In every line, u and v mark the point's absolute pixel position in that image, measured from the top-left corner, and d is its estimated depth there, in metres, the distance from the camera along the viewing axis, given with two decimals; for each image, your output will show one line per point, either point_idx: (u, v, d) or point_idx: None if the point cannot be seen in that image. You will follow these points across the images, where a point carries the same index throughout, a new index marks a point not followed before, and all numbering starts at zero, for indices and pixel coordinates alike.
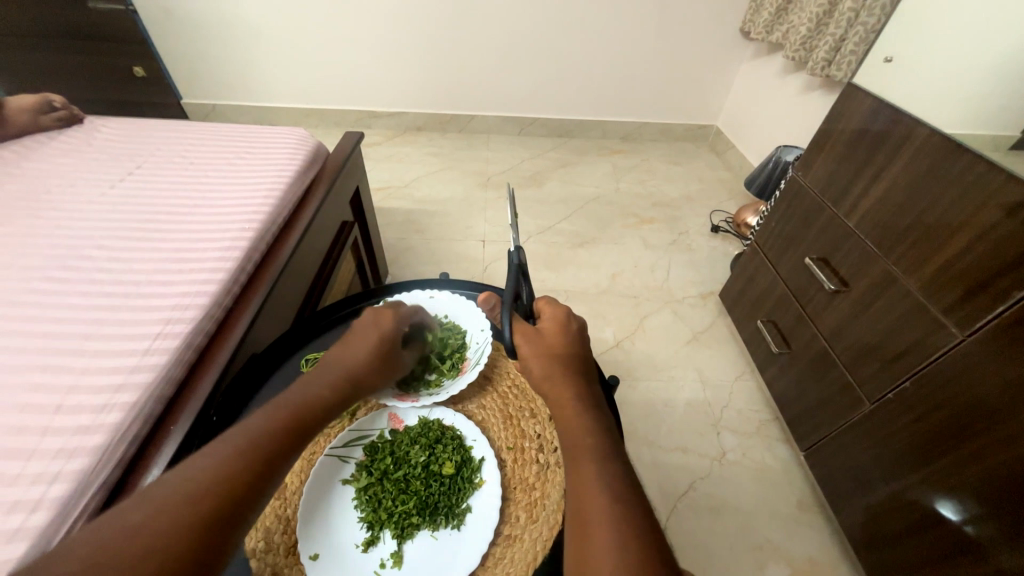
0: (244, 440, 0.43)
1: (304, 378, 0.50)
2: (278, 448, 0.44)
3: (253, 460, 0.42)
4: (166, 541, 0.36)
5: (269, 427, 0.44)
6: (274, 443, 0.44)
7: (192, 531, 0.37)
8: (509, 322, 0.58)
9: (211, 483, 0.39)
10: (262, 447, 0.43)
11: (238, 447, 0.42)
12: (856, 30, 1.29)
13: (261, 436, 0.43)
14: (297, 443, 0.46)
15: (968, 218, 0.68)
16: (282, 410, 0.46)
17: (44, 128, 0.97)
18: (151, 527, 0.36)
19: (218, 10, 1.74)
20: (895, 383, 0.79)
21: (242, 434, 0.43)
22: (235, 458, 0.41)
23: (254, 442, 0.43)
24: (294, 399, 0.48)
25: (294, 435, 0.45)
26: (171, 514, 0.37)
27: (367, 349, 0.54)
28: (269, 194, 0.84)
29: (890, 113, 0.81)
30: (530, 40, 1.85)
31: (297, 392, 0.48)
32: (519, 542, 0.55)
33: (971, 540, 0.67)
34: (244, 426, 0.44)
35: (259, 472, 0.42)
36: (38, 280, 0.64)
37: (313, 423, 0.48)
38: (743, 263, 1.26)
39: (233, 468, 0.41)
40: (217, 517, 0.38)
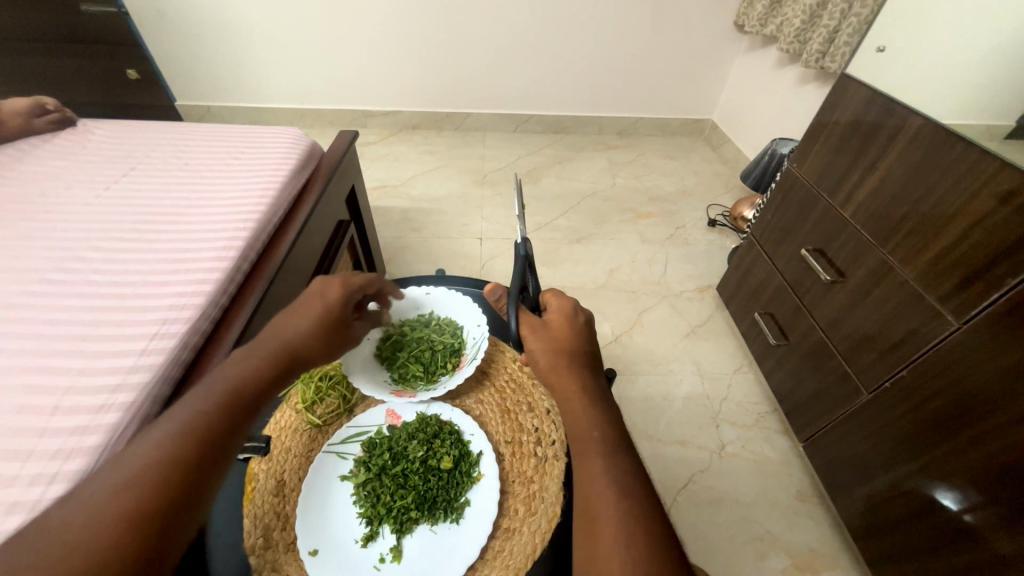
0: (183, 422, 0.43)
1: (240, 358, 0.50)
2: (217, 426, 0.44)
3: (194, 440, 0.43)
4: (114, 527, 0.37)
5: (207, 408, 0.45)
6: (213, 421, 0.44)
7: (139, 513, 0.38)
8: (515, 314, 0.58)
9: (154, 467, 0.40)
10: (202, 426, 0.44)
11: (177, 431, 0.43)
12: (850, 21, 1.29)
13: (198, 416, 0.44)
14: (239, 417, 0.46)
15: (962, 208, 0.68)
16: (218, 391, 0.47)
17: (37, 131, 0.96)
18: (98, 517, 0.37)
19: (211, 11, 1.74)
20: (892, 373, 0.79)
21: (179, 418, 0.44)
22: (176, 442, 0.42)
23: (194, 423, 0.44)
24: (231, 378, 0.48)
25: (234, 411, 0.46)
26: (111, 502, 0.38)
27: (305, 323, 0.54)
28: (264, 193, 0.84)
29: (883, 104, 0.82)
30: (524, 36, 1.84)
31: (232, 371, 0.49)
32: (518, 535, 0.56)
33: (968, 526, 0.67)
34: (180, 409, 0.45)
35: (202, 450, 0.42)
36: (34, 282, 0.64)
37: (254, 399, 0.48)
38: (739, 255, 1.27)
39: (175, 451, 0.41)
40: (165, 498, 0.39)
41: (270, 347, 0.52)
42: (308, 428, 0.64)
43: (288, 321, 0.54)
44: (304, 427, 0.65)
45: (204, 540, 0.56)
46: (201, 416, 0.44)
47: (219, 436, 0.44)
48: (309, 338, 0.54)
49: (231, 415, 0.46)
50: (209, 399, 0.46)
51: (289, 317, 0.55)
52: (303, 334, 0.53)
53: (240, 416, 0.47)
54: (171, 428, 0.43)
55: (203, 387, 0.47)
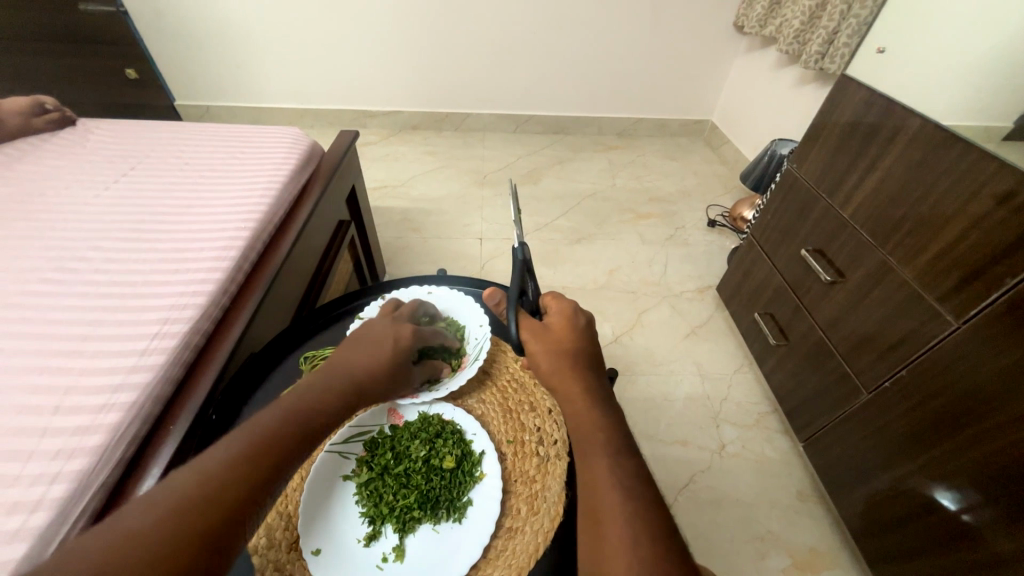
0: (253, 438, 0.45)
1: (317, 382, 0.52)
2: (288, 449, 0.46)
3: (265, 459, 0.44)
4: (182, 538, 0.38)
5: (282, 429, 0.47)
6: (287, 443, 0.46)
7: (210, 529, 0.39)
8: (514, 318, 0.59)
9: (229, 481, 0.41)
10: (277, 448, 0.45)
11: (250, 444, 0.44)
12: (849, 23, 1.30)
13: (275, 435, 0.46)
14: (305, 446, 0.48)
15: (960, 208, 0.69)
16: (296, 411, 0.49)
17: (37, 131, 0.96)
18: (169, 523, 0.38)
19: (210, 12, 1.74)
20: (892, 372, 0.79)
21: (254, 432, 0.45)
22: (249, 457, 0.43)
23: (270, 442, 0.45)
24: (307, 401, 0.50)
25: (306, 436, 0.48)
26: (184, 510, 0.39)
27: (379, 358, 0.56)
28: (264, 192, 0.84)
29: (883, 105, 0.82)
30: (525, 37, 1.84)
31: (309, 395, 0.50)
32: (520, 534, 0.56)
33: (968, 526, 0.68)
34: (259, 425, 0.46)
35: (273, 471, 0.44)
36: (34, 282, 0.63)
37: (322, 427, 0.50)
38: (739, 256, 1.27)
39: (248, 468, 0.43)
40: (230, 519, 0.40)
41: (346, 378, 0.53)
42: None
43: (362, 354, 0.56)
44: None
45: None
46: (276, 437, 0.46)
47: (286, 460, 0.46)
48: (379, 375, 0.55)
49: (302, 441, 0.48)
50: (286, 419, 0.47)
51: (365, 350, 0.56)
52: (375, 369, 0.55)
53: (306, 443, 0.48)
54: (250, 442, 0.44)
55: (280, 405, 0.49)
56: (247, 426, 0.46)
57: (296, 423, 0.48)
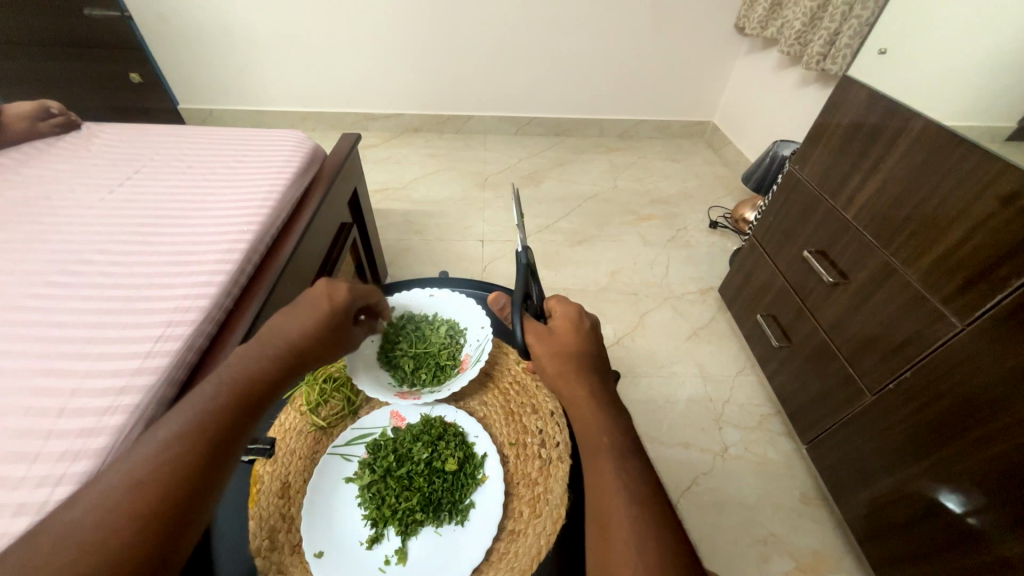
0: (188, 421, 0.44)
1: (244, 356, 0.50)
2: (222, 426, 0.45)
3: (200, 440, 0.43)
4: (120, 530, 0.37)
5: (212, 407, 0.45)
6: (218, 419, 0.45)
7: (149, 516, 0.38)
8: (520, 323, 0.57)
9: (159, 467, 0.41)
10: (208, 426, 0.44)
11: (182, 427, 0.43)
12: (851, 24, 1.30)
13: (205, 416, 0.45)
14: (244, 419, 0.47)
15: (964, 209, 0.69)
16: (223, 389, 0.47)
17: (42, 135, 0.97)
18: (109, 512, 0.38)
19: (213, 16, 1.75)
20: (895, 374, 0.79)
21: (186, 414, 0.44)
22: (183, 439, 0.43)
23: (200, 422, 0.44)
24: (234, 376, 0.48)
25: (241, 410, 0.47)
26: (122, 499, 0.39)
27: (305, 321, 0.53)
28: (267, 195, 0.84)
29: (885, 106, 0.82)
30: (526, 39, 1.85)
31: (237, 370, 0.49)
32: (523, 537, 0.56)
33: (973, 529, 0.67)
34: (186, 408, 0.45)
35: (207, 448, 0.43)
36: (39, 285, 0.64)
37: (258, 398, 0.49)
38: (741, 258, 1.27)
39: (177, 452, 0.42)
40: (173, 500, 0.40)
41: (273, 347, 0.51)
42: (312, 430, 0.64)
43: (287, 321, 0.53)
44: (308, 429, 0.65)
45: (210, 543, 0.56)
46: (205, 416, 0.45)
47: (225, 435, 0.45)
48: (311, 340, 0.53)
49: (238, 415, 0.46)
50: (214, 397, 0.46)
51: (293, 316, 0.54)
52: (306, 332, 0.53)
53: (245, 417, 0.47)
54: (177, 427, 0.43)
55: (211, 384, 0.48)
56: (176, 410, 0.45)
57: (226, 400, 0.46)
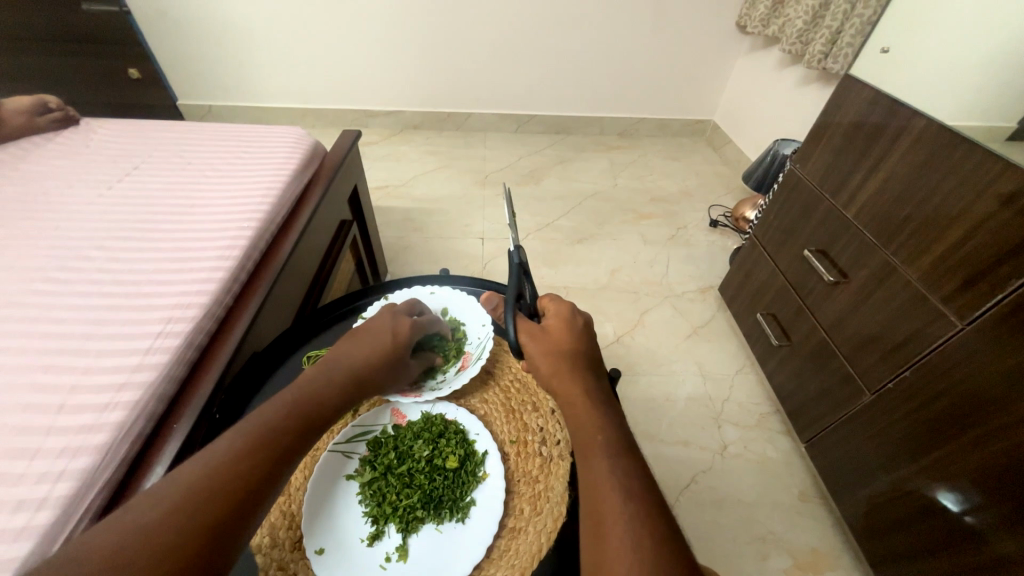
0: (256, 435, 0.45)
1: (311, 377, 0.52)
2: (289, 444, 0.46)
3: (264, 456, 0.44)
4: (184, 535, 0.37)
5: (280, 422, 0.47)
6: (285, 435, 0.46)
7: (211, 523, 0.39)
8: (512, 322, 0.58)
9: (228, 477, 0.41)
10: (275, 441, 0.45)
11: (250, 441, 0.44)
12: (853, 22, 1.30)
13: (273, 430, 0.46)
14: (305, 439, 0.47)
15: (965, 208, 0.68)
16: (293, 406, 0.48)
17: (40, 130, 0.96)
18: (170, 519, 0.38)
19: (212, 11, 1.74)
20: (895, 373, 0.79)
21: (254, 428, 0.45)
22: (249, 454, 0.43)
23: (270, 436, 0.45)
24: (304, 394, 0.50)
25: (304, 429, 0.48)
26: (187, 507, 0.39)
27: (376, 348, 0.56)
28: (268, 192, 0.84)
29: (887, 105, 0.82)
30: (527, 36, 1.84)
31: (307, 389, 0.50)
32: (523, 534, 0.56)
33: (971, 528, 0.68)
34: (256, 420, 0.46)
35: (269, 465, 0.44)
36: (38, 282, 0.64)
37: (321, 419, 0.50)
38: (741, 257, 1.27)
39: (247, 462, 0.43)
40: (232, 515, 0.40)
41: (341, 370, 0.53)
42: None
43: (357, 346, 0.56)
44: None
45: None
46: (275, 432, 0.46)
47: (287, 455, 0.45)
48: (377, 367, 0.56)
49: (299, 435, 0.47)
50: (283, 413, 0.47)
51: (363, 343, 0.56)
52: (371, 360, 0.55)
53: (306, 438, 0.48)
54: (248, 437, 0.44)
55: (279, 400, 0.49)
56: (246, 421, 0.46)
57: (294, 417, 0.48)
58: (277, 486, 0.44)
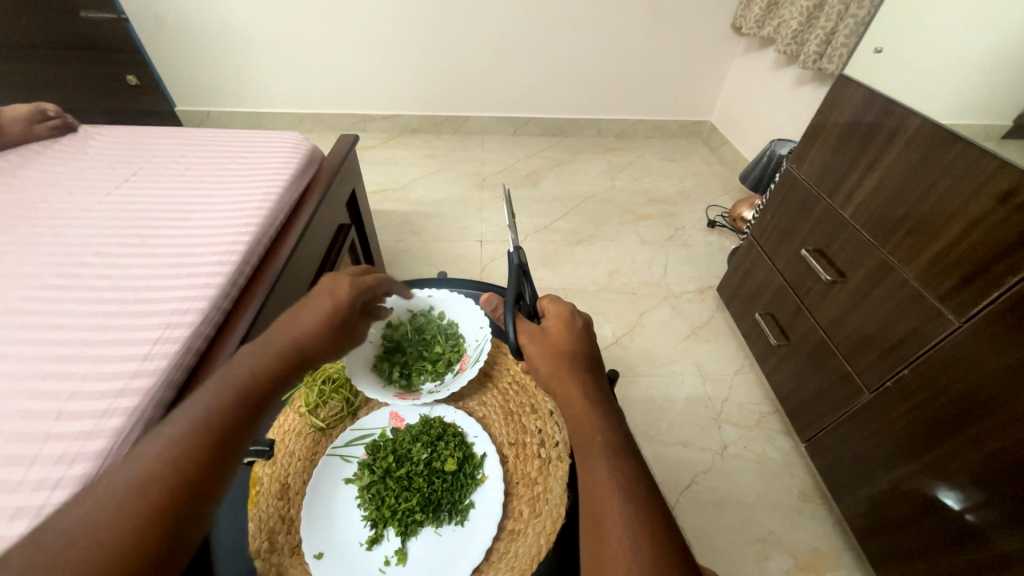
0: (196, 420, 0.43)
1: (247, 356, 0.49)
2: (230, 426, 0.44)
3: (208, 438, 0.42)
4: (124, 533, 0.36)
5: (216, 407, 0.44)
6: (225, 418, 0.44)
7: (152, 517, 0.37)
8: (513, 324, 0.58)
9: (165, 470, 0.39)
10: (213, 425, 0.43)
11: (189, 426, 0.42)
12: (847, 23, 1.30)
13: (210, 416, 0.43)
14: (249, 415, 0.45)
15: (961, 207, 0.69)
16: (227, 388, 0.46)
17: (39, 138, 0.96)
18: (112, 514, 0.36)
19: (210, 18, 1.75)
20: (893, 372, 0.79)
21: (193, 413, 0.43)
22: (191, 439, 0.41)
23: (207, 423, 0.43)
24: (239, 375, 0.47)
25: (247, 405, 0.46)
26: (129, 500, 0.37)
27: (312, 318, 0.54)
28: (265, 197, 0.84)
29: (882, 104, 0.82)
30: (524, 39, 1.85)
31: (243, 370, 0.48)
32: (523, 537, 0.56)
33: (972, 526, 0.68)
34: (194, 405, 0.44)
35: (213, 447, 0.42)
36: (36, 289, 0.64)
37: (264, 392, 0.47)
38: (739, 257, 1.27)
39: (185, 451, 0.40)
40: (180, 501, 0.39)
41: (279, 343, 0.51)
42: (311, 431, 0.64)
43: (295, 318, 0.54)
44: (308, 430, 0.65)
45: (210, 545, 0.56)
46: (212, 417, 0.43)
47: (233, 434, 0.44)
48: (318, 337, 0.53)
49: (243, 412, 0.45)
50: (220, 397, 0.45)
51: (298, 316, 0.54)
52: (311, 329, 0.53)
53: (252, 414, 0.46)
54: (183, 427, 0.42)
55: (216, 382, 0.47)
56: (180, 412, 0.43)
57: (231, 400, 0.45)
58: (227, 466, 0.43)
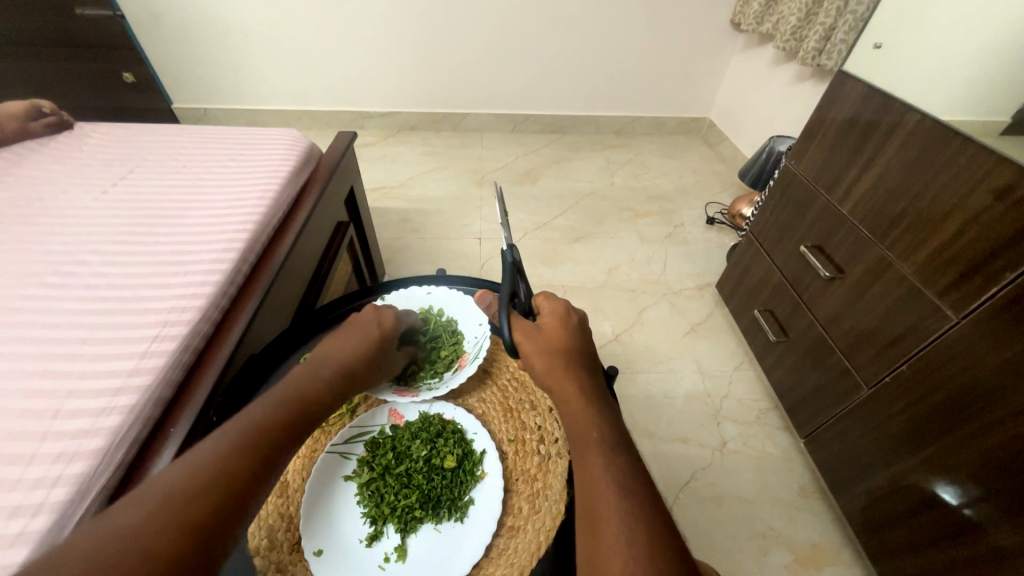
0: (252, 428, 0.46)
1: (300, 373, 0.54)
2: (282, 438, 0.47)
3: (261, 446, 0.45)
4: (179, 525, 0.37)
5: (271, 417, 0.48)
6: (276, 429, 0.47)
7: (210, 512, 0.39)
8: (506, 321, 0.58)
9: (221, 468, 0.41)
10: (267, 432, 0.46)
11: (246, 433, 0.45)
12: (846, 18, 1.30)
13: (266, 424, 0.47)
14: (297, 431, 0.49)
15: (959, 202, 0.69)
16: (281, 401, 0.50)
17: (34, 135, 0.96)
18: (169, 508, 0.38)
19: (207, 15, 1.74)
20: (891, 367, 0.79)
21: (250, 419, 0.46)
22: (246, 443, 0.44)
23: (262, 431, 0.46)
24: (293, 390, 0.51)
25: (298, 422, 0.49)
26: (186, 496, 0.39)
27: (359, 341, 0.59)
28: (263, 194, 0.84)
29: (880, 101, 0.82)
30: (522, 36, 1.84)
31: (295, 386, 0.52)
32: (522, 533, 0.56)
33: (969, 521, 0.68)
34: (249, 414, 0.47)
35: (266, 456, 0.45)
36: (32, 287, 0.63)
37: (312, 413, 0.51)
38: (739, 253, 1.27)
39: (239, 453, 0.43)
40: (230, 501, 0.41)
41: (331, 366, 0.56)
42: (310, 429, 0.64)
43: (345, 342, 0.59)
44: None
45: None
46: (265, 426, 0.46)
47: (283, 446, 0.47)
48: (363, 363, 0.58)
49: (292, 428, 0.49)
50: (274, 408, 0.48)
51: (347, 338, 0.60)
52: (358, 355, 0.58)
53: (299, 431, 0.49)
54: (241, 432, 0.45)
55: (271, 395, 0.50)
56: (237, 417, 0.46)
57: (283, 412, 0.49)
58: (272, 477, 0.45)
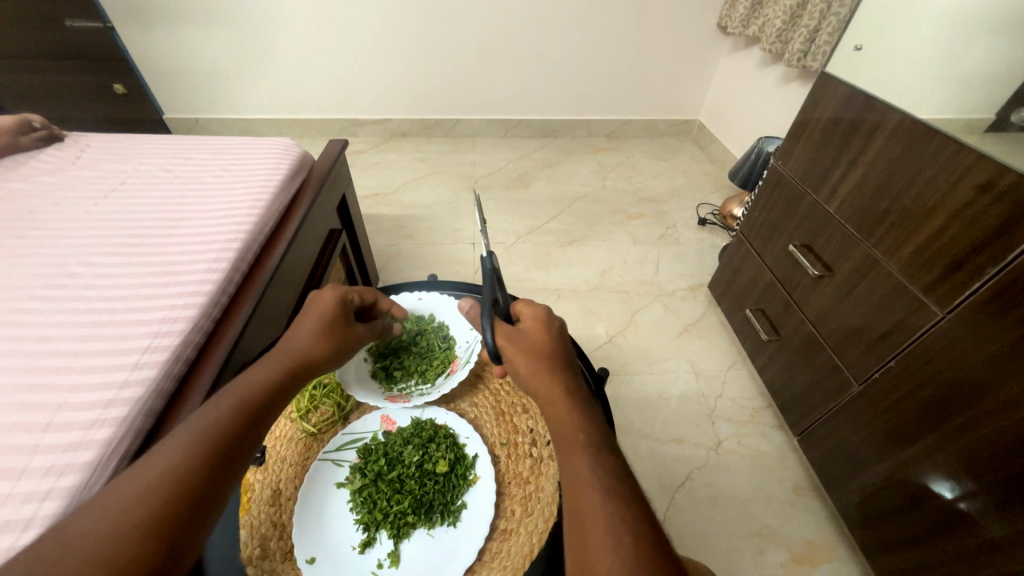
0: (201, 431, 0.44)
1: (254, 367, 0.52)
2: (233, 436, 0.45)
3: (212, 448, 0.43)
4: (130, 540, 0.37)
5: (222, 415, 0.46)
6: (227, 430, 0.45)
7: (160, 523, 0.38)
8: (490, 325, 0.58)
9: (168, 477, 0.40)
10: (218, 431, 0.44)
11: (194, 438, 0.43)
12: (829, 21, 1.32)
13: (218, 426, 0.45)
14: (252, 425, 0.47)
15: (942, 199, 0.70)
16: (231, 397, 0.47)
17: (24, 149, 0.96)
18: (115, 523, 0.37)
19: (198, 26, 1.75)
20: (881, 363, 0.80)
21: (199, 423, 0.45)
22: (193, 450, 0.42)
23: (212, 434, 0.44)
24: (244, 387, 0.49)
25: (253, 418, 0.47)
26: (132, 509, 0.38)
27: (310, 328, 0.56)
28: (254, 203, 0.84)
29: (863, 100, 0.83)
30: (513, 41, 1.85)
31: (245, 380, 0.50)
32: (515, 536, 0.56)
33: (963, 514, 0.68)
34: (199, 418, 0.45)
35: (217, 459, 0.43)
36: (22, 300, 0.63)
37: (266, 409, 0.49)
38: (729, 254, 1.28)
39: (190, 458, 0.42)
40: (180, 511, 0.39)
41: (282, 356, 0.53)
42: (303, 437, 0.65)
43: (296, 330, 0.56)
44: (300, 436, 0.65)
45: None
46: (214, 425, 0.45)
47: (240, 444, 0.45)
48: (315, 349, 0.55)
49: (247, 425, 0.46)
50: (225, 408, 0.46)
51: (297, 326, 0.57)
52: (309, 341, 0.55)
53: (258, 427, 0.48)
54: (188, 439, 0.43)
55: (223, 395, 0.48)
56: (187, 421, 0.45)
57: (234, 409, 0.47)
58: (232, 478, 0.44)
